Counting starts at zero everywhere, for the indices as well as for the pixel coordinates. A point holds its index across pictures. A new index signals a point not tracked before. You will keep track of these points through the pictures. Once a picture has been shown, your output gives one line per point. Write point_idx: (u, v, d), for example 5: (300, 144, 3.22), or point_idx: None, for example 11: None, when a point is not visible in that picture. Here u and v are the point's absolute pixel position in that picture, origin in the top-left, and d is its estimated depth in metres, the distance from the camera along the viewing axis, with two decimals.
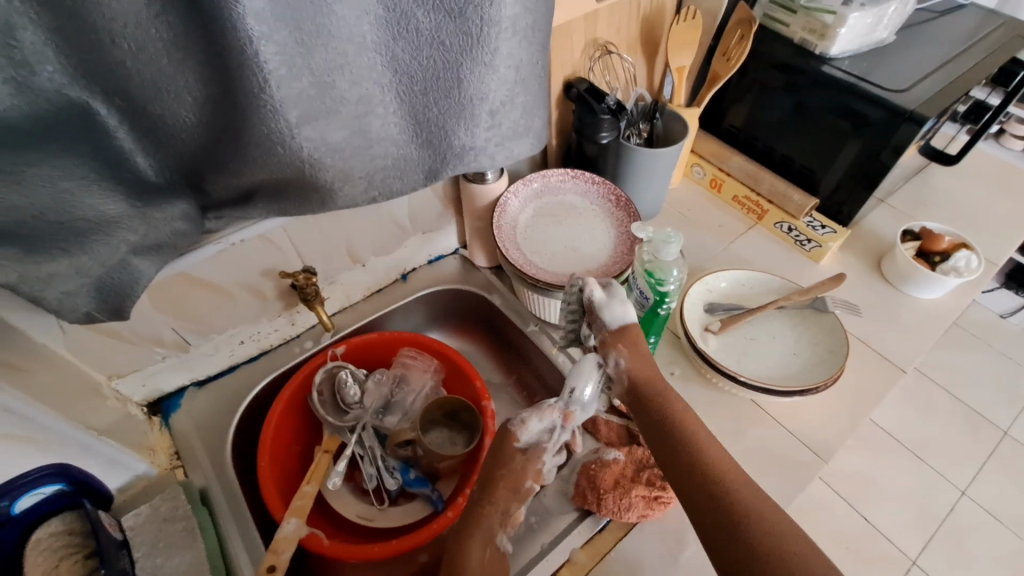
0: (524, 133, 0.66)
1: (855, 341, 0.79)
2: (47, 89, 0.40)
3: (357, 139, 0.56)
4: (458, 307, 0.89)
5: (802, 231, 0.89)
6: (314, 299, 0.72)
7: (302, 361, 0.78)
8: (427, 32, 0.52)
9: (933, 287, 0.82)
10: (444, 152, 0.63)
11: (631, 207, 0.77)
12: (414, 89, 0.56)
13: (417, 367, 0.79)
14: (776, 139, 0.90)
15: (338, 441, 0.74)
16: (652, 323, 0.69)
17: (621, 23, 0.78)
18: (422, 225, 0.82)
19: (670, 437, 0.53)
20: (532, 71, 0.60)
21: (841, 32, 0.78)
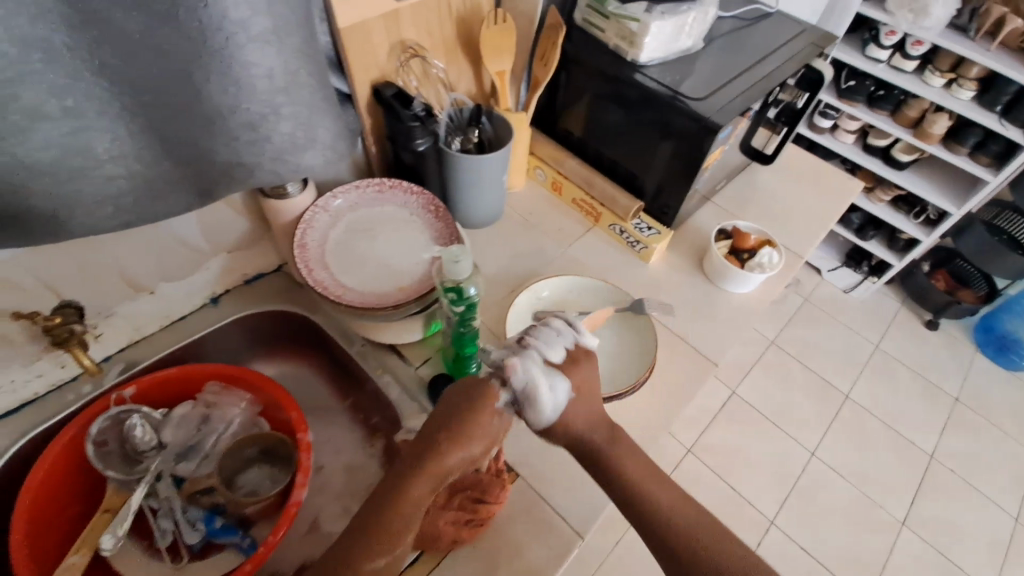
0: (309, 146, 0.61)
1: (674, 338, 0.83)
2: None
3: (75, 158, 0.48)
4: (283, 329, 0.82)
5: (631, 232, 0.92)
6: (71, 341, 0.63)
7: (77, 409, 0.67)
8: (139, 36, 0.44)
9: (743, 282, 0.87)
10: (209, 168, 0.56)
11: (450, 218, 0.74)
12: (143, 100, 0.48)
13: (226, 402, 0.72)
14: (604, 142, 0.92)
15: (122, 497, 0.65)
16: (464, 340, 0.66)
17: (429, 24, 0.75)
18: (225, 243, 0.74)
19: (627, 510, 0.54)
20: (299, 79, 0.55)
21: (647, 40, 0.79)
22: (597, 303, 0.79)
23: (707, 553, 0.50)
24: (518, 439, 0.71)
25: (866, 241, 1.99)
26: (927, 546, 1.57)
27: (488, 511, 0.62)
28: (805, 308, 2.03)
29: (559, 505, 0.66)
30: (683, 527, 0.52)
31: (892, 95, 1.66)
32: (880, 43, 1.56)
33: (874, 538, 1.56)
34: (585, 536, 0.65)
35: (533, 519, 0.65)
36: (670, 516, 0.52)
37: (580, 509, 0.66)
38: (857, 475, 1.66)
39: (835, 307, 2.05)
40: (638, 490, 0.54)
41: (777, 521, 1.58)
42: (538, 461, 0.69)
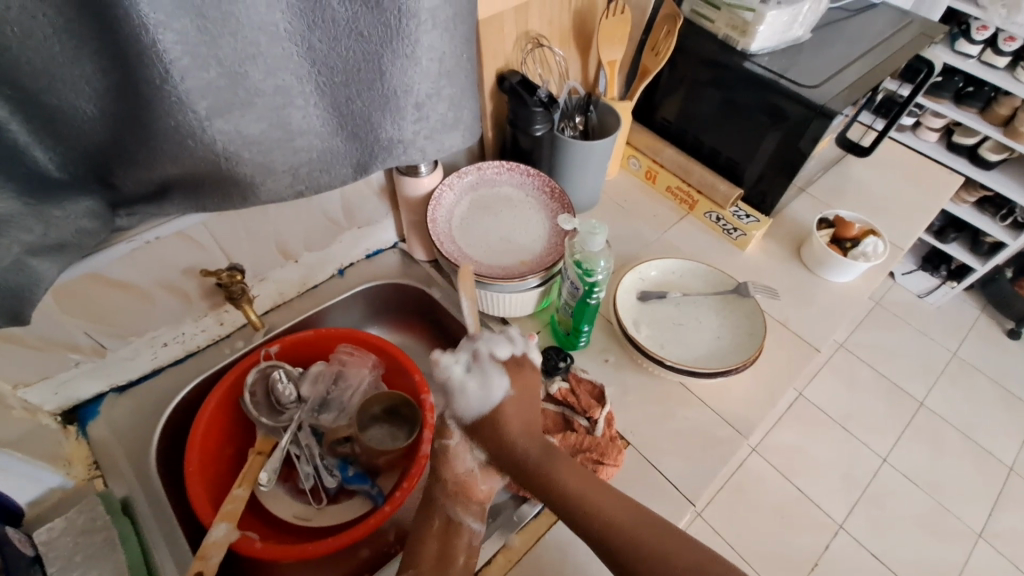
0: (454, 127, 0.66)
1: (775, 323, 0.85)
2: None
3: (277, 132, 0.55)
4: (398, 301, 0.88)
5: (729, 220, 0.94)
6: (241, 298, 0.70)
7: (233, 361, 0.75)
8: (345, 22, 0.51)
9: (845, 271, 0.87)
10: (373, 145, 0.62)
11: (565, 198, 0.78)
12: (335, 80, 0.55)
13: (354, 363, 0.78)
14: (704, 132, 0.94)
15: (272, 442, 0.72)
16: (583, 313, 0.71)
17: (552, 16, 0.79)
18: (357, 219, 0.81)
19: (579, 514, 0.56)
20: (457, 64, 0.60)
21: (761, 29, 0.81)
22: (700, 285, 0.82)
23: (640, 539, 0.53)
24: (627, 410, 0.74)
25: (945, 245, 1.91)
26: (1005, 561, 1.50)
27: (605, 473, 0.67)
28: (876, 311, 1.97)
29: (672, 473, 0.69)
30: (618, 522, 0.54)
31: (982, 91, 1.60)
32: (971, 38, 1.51)
33: (951, 549, 1.50)
34: (698, 502, 0.67)
35: (647, 484, 0.68)
36: (617, 524, 0.54)
37: (691, 476, 0.69)
38: (933, 485, 1.59)
39: (908, 312, 1.98)
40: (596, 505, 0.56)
41: (846, 525, 1.46)
42: (648, 430, 0.72)
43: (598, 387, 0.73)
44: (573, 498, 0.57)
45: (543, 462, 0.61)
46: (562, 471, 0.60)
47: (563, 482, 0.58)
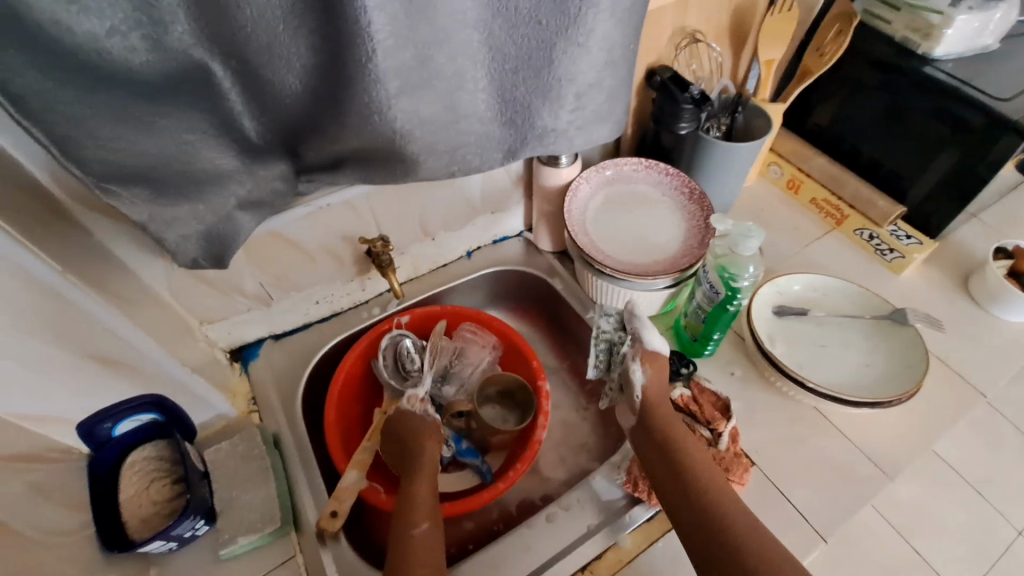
0: (605, 119, 0.66)
1: (933, 359, 0.76)
2: (176, 49, 0.44)
3: (446, 114, 0.58)
4: (519, 288, 0.91)
5: (885, 239, 0.85)
6: (387, 267, 0.75)
7: (370, 325, 0.82)
8: (527, 11, 0.53)
9: (1022, 309, 0.77)
10: (526, 132, 0.65)
11: (705, 200, 0.76)
12: (506, 67, 0.58)
13: (476, 343, 0.81)
14: (864, 142, 0.86)
15: (397, 405, 0.77)
16: (719, 320, 0.68)
17: (712, 12, 0.77)
18: (493, 204, 0.84)
19: (687, 496, 0.56)
20: (623, 55, 0.60)
21: (949, 33, 0.73)
22: (847, 307, 0.75)
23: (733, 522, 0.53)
24: (753, 428, 0.70)
25: None
26: None
27: None
28: None
29: (801, 502, 0.64)
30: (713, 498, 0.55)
31: None
32: None
33: None
34: (829, 539, 0.62)
35: (773, 509, 0.64)
36: (714, 503, 0.55)
37: (823, 510, 0.63)
38: None
39: None
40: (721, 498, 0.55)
41: None
42: (776, 453, 0.68)
43: (723, 400, 0.69)
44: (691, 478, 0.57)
45: (663, 429, 0.61)
46: (687, 444, 0.60)
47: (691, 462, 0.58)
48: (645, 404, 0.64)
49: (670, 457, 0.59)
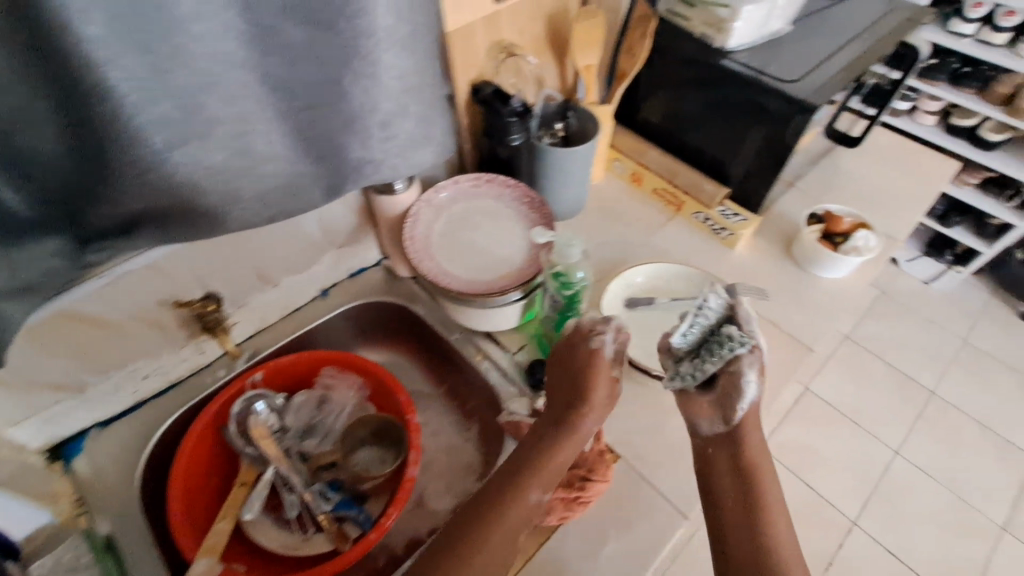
0: (425, 143, 0.65)
1: (768, 324, 0.83)
2: None
3: (239, 159, 0.54)
4: (384, 319, 0.87)
5: (716, 219, 0.92)
6: (217, 327, 0.71)
7: (219, 387, 0.75)
8: (301, 46, 0.50)
9: (836, 266, 0.85)
10: (341, 166, 0.62)
11: (545, 208, 0.77)
12: (296, 105, 0.54)
13: (340, 386, 0.78)
14: (687, 132, 0.92)
15: (256, 472, 0.72)
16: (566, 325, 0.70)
17: (523, 24, 0.78)
18: (336, 239, 0.80)
19: (756, 544, 0.56)
20: (422, 80, 0.59)
21: (736, 25, 0.79)
22: (688, 290, 0.80)
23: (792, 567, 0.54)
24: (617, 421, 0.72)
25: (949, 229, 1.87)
26: None
27: (595, 489, 0.64)
28: (880, 301, 1.89)
29: (664, 485, 0.68)
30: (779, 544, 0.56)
31: (980, 71, 1.55)
32: (965, 16, 1.47)
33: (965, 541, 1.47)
34: (691, 514, 0.66)
35: (639, 497, 0.67)
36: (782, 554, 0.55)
37: (684, 488, 0.67)
38: (948, 475, 1.56)
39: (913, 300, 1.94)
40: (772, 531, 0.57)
41: (860, 521, 1.47)
42: (639, 442, 0.71)
43: None
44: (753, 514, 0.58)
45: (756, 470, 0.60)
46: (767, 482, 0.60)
47: (759, 489, 0.59)
48: (742, 428, 0.61)
49: (748, 491, 0.59)
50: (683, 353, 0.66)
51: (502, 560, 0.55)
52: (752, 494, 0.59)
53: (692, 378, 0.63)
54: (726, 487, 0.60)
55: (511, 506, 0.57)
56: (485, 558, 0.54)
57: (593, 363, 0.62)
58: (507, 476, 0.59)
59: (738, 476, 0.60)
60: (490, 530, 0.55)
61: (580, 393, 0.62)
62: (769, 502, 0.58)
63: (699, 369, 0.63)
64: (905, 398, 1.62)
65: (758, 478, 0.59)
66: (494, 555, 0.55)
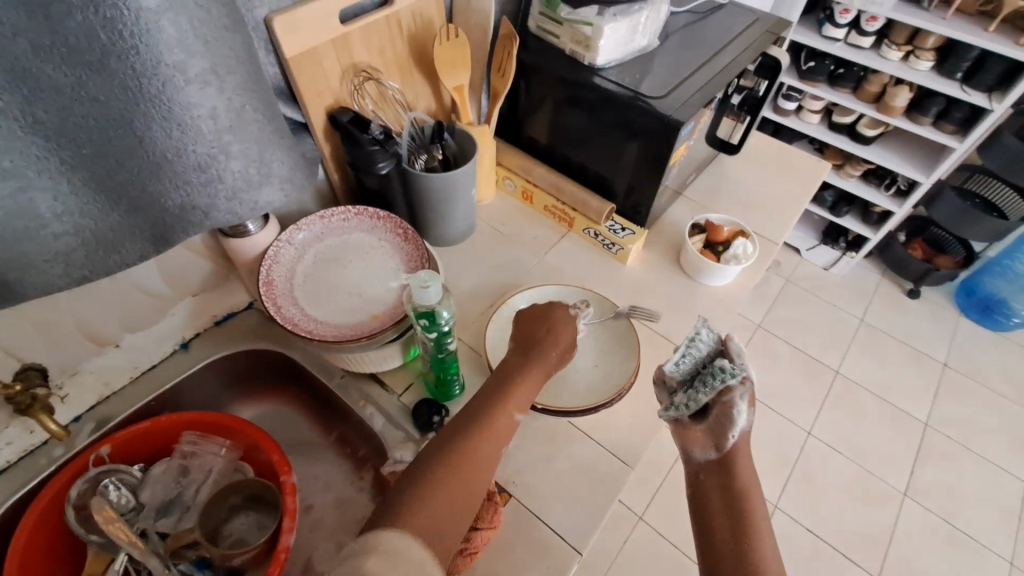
0: (264, 181, 0.59)
1: (659, 337, 0.83)
2: None
3: (15, 220, 0.45)
4: (260, 368, 0.80)
5: (605, 235, 0.92)
6: (33, 407, 0.60)
7: (58, 466, 0.66)
8: (73, 88, 0.42)
9: (720, 275, 0.87)
10: (162, 215, 0.55)
11: (419, 239, 0.73)
12: (84, 154, 0.46)
13: (205, 452, 0.69)
14: (570, 148, 0.91)
15: (105, 560, 0.64)
16: (444, 365, 0.65)
17: (381, 46, 0.74)
18: (190, 286, 0.72)
19: (735, 547, 0.53)
20: (246, 116, 0.54)
21: (601, 43, 0.79)
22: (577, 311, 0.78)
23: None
24: (508, 458, 0.70)
25: (841, 218, 2.00)
26: (931, 515, 1.56)
27: (482, 538, 0.60)
28: (788, 289, 2.04)
29: (556, 521, 0.65)
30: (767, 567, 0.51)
31: (851, 72, 1.67)
32: (835, 22, 1.57)
33: (874, 509, 1.56)
34: (584, 549, 0.64)
35: (531, 539, 0.64)
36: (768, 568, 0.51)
37: (576, 522, 0.65)
38: (857, 450, 1.66)
39: (814, 286, 2.06)
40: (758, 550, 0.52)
41: (780, 504, 1.57)
42: (530, 477, 0.68)
43: None
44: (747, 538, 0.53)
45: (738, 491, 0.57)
46: (750, 494, 0.57)
47: (747, 498, 0.56)
48: (738, 445, 0.59)
49: (737, 516, 0.55)
50: (679, 381, 0.67)
51: (458, 511, 0.50)
52: (742, 519, 0.55)
53: (689, 405, 0.63)
54: (718, 522, 0.55)
55: (481, 435, 0.55)
56: (442, 497, 0.50)
57: (554, 311, 0.71)
58: (466, 427, 0.56)
59: (727, 503, 0.56)
60: (463, 469, 0.52)
61: (535, 338, 0.67)
62: (759, 527, 0.54)
63: (694, 398, 0.63)
64: (812, 377, 1.80)
65: (752, 503, 0.56)
66: (449, 498, 0.50)
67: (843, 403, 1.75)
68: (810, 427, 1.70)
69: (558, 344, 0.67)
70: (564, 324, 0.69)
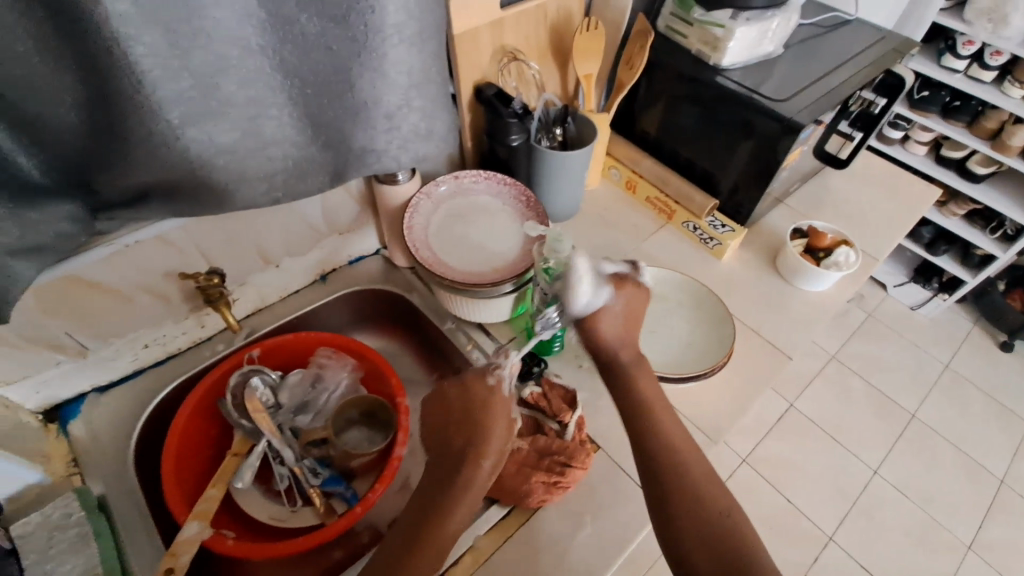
0: (427, 137, 0.69)
1: (749, 331, 0.86)
2: None
3: (250, 140, 0.57)
4: (380, 307, 0.90)
5: (705, 229, 0.96)
6: (219, 300, 0.72)
7: (214, 362, 0.77)
8: (315, 37, 0.53)
9: (818, 280, 0.89)
10: (346, 153, 0.65)
11: (540, 206, 0.80)
12: (307, 92, 0.57)
13: (333, 366, 0.80)
14: (681, 144, 0.96)
15: (249, 444, 0.74)
16: (554, 318, 0.72)
17: (528, 32, 0.82)
18: (338, 226, 0.83)
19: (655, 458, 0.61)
20: (428, 77, 0.63)
21: (730, 45, 0.84)
22: (674, 293, 0.83)
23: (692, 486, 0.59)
24: (598, 415, 0.75)
25: (936, 257, 1.91)
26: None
27: (574, 476, 0.66)
28: (870, 323, 1.96)
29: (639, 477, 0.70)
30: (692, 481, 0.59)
31: (969, 105, 1.61)
32: (957, 52, 1.52)
33: (941, 560, 1.48)
34: None
35: (615, 488, 0.69)
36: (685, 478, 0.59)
37: None
38: (925, 496, 1.58)
39: (898, 324, 1.97)
40: (687, 476, 0.59)
41: (836, 537, 1.48)
42: (617, 435, 0.73)
43: (571, 392, 0.74)
44: (676, 467, 0.60)
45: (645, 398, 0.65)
46: (658, 408, 0.64)
47: (656, 418, 0.63)
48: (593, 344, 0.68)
49: (646, 427, 0.63)
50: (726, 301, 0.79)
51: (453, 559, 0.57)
52: (652, 431, 0.62)
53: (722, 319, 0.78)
54: (633, 423, 0.64)
55: (460, 497, 0.59)
56: (435, 549, 0.56)
57: (490, 399, 0.64)
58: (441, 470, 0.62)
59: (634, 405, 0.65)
60: (435, 524, 0.57)
61: (478, 437, 0.62)
62: (673, 439, 0.62)
63: None
64: (884, 415, 1.71)
65: (660, 421, 0.63)
66: (442, 543, 0.57)
67: (917, 446, 1.66)
68: (877, 464, 1.61)
69: (502, 429, 0.63)
70: (504, 404, 0.64)
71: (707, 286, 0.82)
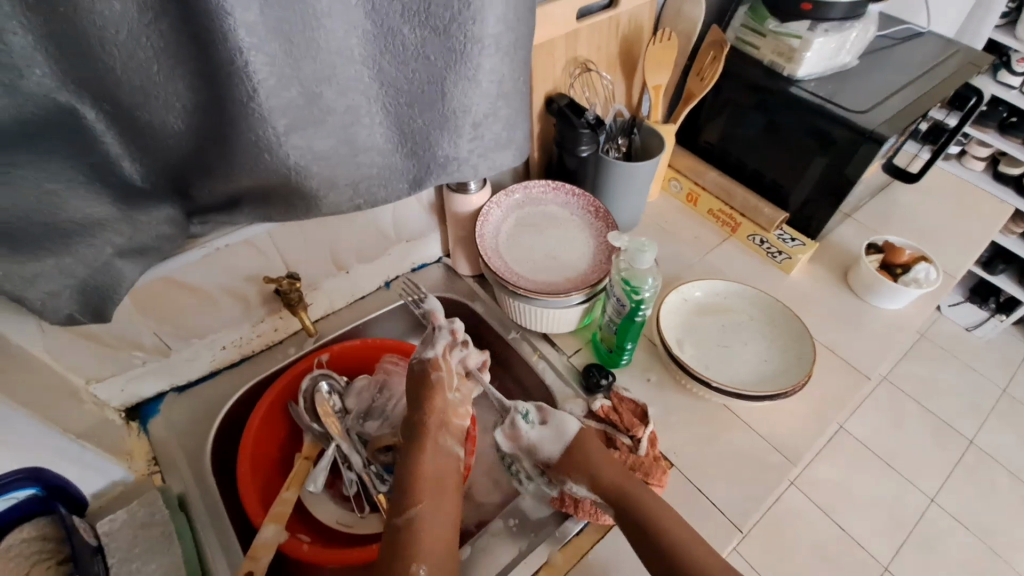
0: (506, 145, 0.69)
1: (823, 349, 0.83)
2: (35, 93, 0.41)
3: (343, 148, 0.57)
4: (442, 314, 0.90)
5: (774, 243, 0.93)
6: (298, 304, 0.74)
7: (286, 365, 0.78)
8: (414, 47, 0.55)
9: (896, 298, 0.86)
10: (429, 161, 0.65)
11: (610, 217, 0.79)
12: (400, 100, 0.58)
13: (400, 373, 0.79)
14: (748, 155, 0.94)
15: (319, 448, 0.74)
16: (628, 330, 0.71)
17: (600, 43, 0.82)
18: (406, 233, 0.84)
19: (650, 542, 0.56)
20: (514, 86, 0.64)
21: (807, 55, 0.82)
22: (745, 308, 0.81)
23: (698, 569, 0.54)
24: (670, 430, 0.73)
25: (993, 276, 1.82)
26: None
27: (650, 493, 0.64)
28: (921, 343, 1.89)
29: (718, 497, 0.68)
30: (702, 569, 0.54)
31: None
32: (1012, 69, 1.47)
33: None
34: (744, 529, 0.66)
35: (692, 507, 0.67)
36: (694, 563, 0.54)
37: (738, 503, 0.67)
38: (985, 528, 1.49)
39: (949, 345, 1.87)
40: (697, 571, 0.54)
41: (891, 566, 1.39)
42: (692, 452, 0.71)
43: (642, 407, 0.72)
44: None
45: (627, 506, 0.58)
46: (644, 505, 0.58)
47: (645, 520, 0.57)
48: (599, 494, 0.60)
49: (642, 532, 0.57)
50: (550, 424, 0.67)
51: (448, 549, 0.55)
52: (653, 538, 0.56)
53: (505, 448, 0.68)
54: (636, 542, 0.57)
55: (420, 457, 0.60)
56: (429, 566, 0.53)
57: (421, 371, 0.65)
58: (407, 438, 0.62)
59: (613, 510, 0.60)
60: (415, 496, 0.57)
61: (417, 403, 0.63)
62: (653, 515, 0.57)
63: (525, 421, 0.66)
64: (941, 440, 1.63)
65: (644, 511, 0.57)
66: (437, 560, 0.54)
67: (976, 475, 1.57)
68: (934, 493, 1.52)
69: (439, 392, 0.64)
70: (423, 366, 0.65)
71: (782, 301, 0.80)
